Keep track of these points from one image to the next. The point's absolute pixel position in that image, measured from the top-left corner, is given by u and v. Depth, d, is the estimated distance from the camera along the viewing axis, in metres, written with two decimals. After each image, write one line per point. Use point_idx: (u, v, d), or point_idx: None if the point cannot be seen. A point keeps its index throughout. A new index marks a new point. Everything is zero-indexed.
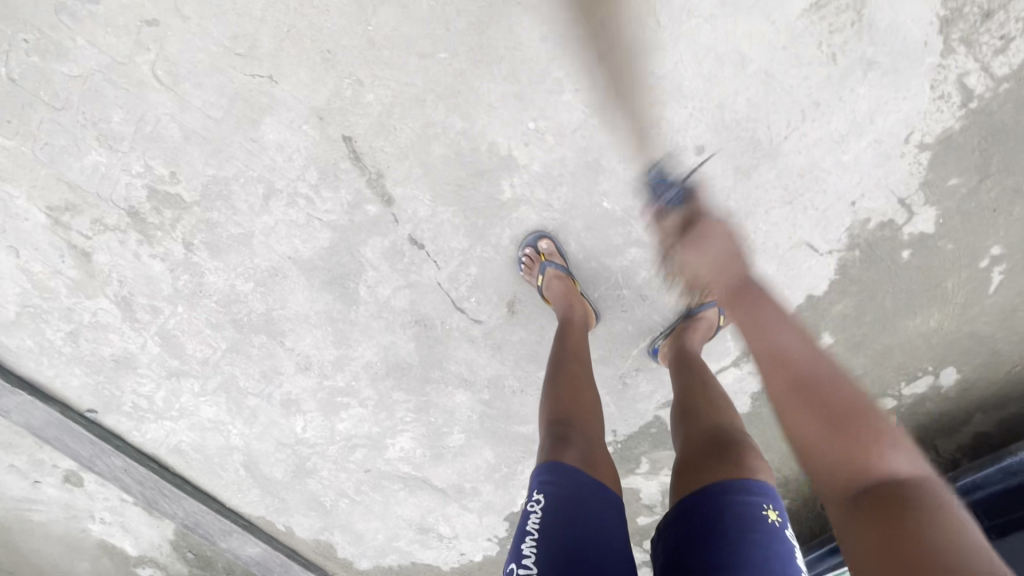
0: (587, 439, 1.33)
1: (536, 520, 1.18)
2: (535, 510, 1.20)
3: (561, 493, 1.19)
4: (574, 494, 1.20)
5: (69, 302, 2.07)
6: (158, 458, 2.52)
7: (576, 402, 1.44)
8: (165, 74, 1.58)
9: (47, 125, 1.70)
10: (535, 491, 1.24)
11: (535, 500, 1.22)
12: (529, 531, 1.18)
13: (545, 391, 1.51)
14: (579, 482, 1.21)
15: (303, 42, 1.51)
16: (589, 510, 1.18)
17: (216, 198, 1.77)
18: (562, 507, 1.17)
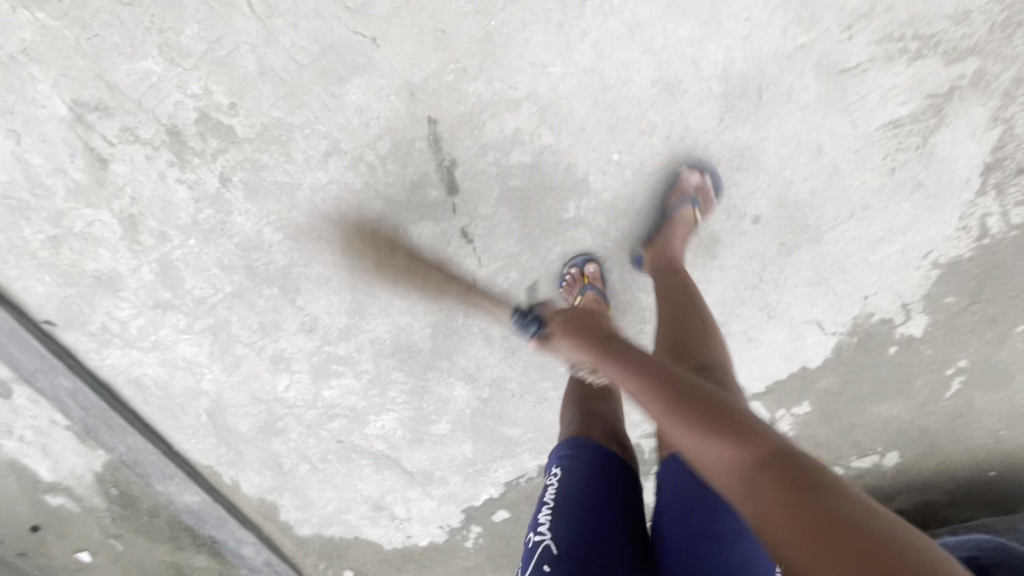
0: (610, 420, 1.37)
1: (553, 489, 1.18)
2: (552, 482, 1.21)
3: (577, 464, 1.20)
4: (589, 464, 1.21)
5: (63, 205, 1.88)
6: (111, 386, 2.34)
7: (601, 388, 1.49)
8: (261, 4, 1.49)
9: (104, 17, 1.55)
10: (553, 466, 1.25)
11: (552, 474, 1.23)
12: (546, 500, 1.18)
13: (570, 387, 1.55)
14: (595, 453, 1.22)
15: (420, 15, 1.47)
16: (607, 483, 1.18)
17: (272, 141, 1.69)
18: (579, 477, 1.18)
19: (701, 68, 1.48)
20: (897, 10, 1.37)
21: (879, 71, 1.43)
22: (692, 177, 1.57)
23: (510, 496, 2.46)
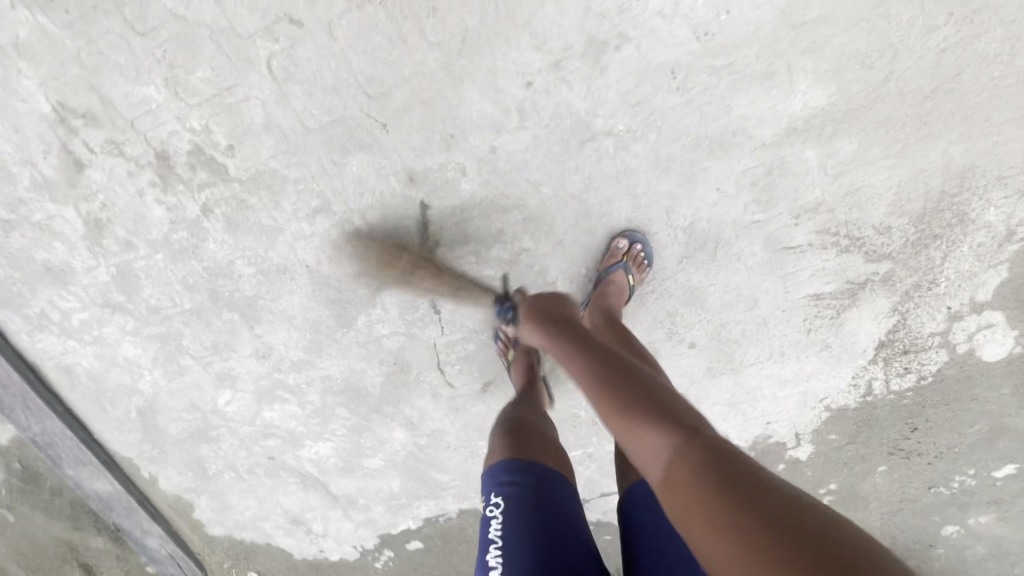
0: (538, 427, 1.36)
1: (498, 524, 1.14)
2: (496, 514, 1.15)
3: (523, 486, 1.16)
4: (534, 485, 1.16)
5: (24, 195, 1.82)
6: (37, 369, 2.27)
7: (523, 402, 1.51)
8: (279, 68, 1.52)
9: (111, 38, 1.52)
10: (493, 494, 1.19)
11: (494, 505, 1.17)
12: (492, 539, 1.14)
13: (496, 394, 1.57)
14: (540, 475, 1.18)
15: (433, 115, 1.55)
16: (553, 508, 1.14)
17: (264, 187, 1.72)
18: (521, 505, 1.13)
19: (671, 219, 1.66)
20: (836, 212, 1.60)
21: (812, 254, 1.68)
22: (620, 243, 1.66)
23: (426, 529, 2.61)
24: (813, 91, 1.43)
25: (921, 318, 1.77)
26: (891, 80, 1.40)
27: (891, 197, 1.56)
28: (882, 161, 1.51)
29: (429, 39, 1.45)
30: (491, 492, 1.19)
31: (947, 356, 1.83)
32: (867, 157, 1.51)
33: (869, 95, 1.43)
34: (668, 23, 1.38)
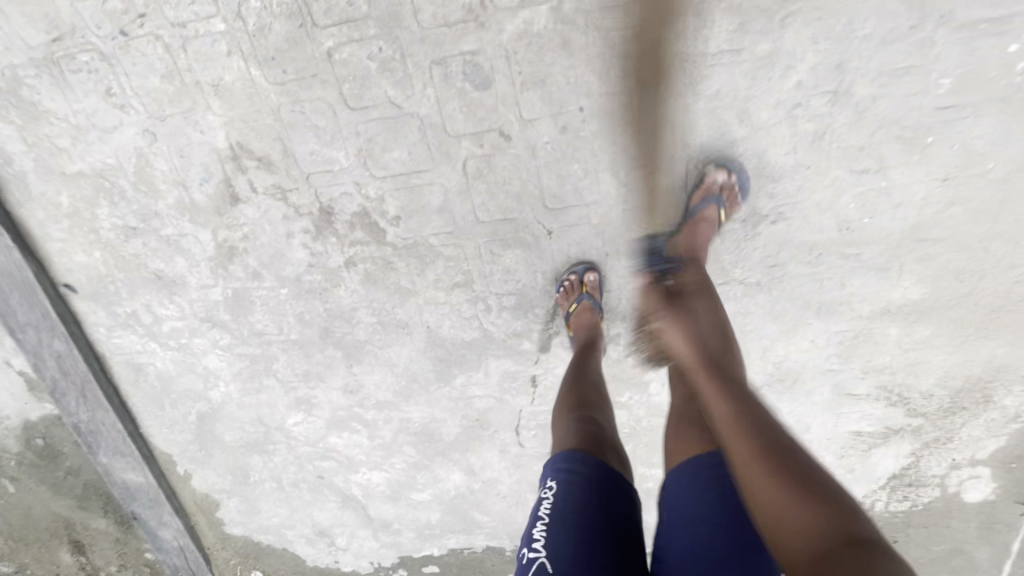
0: (605, 426, 1.38)
1: (548, 505, 1.16)
2: (548, 498, 1.18)
3: (578, 474, 1.19)
4: (586, 473, 1.19)
5: (162, 211, 1.82)
6: (104, 361, 2.24)
7: (592, 395, 1.50)
8: (473, 167, 1.63)
9: (319, 103, 1.57)
10: (548, 479, 1.22)
11: (547, 488, 1.20)
12: (540, 516, 1.15)
13: (565, 384, 1.57)
14: (594, 466, 1.20)
15: (597, 234, 1.73)
16: (602, 498, 1.15)
17: (415, 256, 1.82)
18: (572, 488, 1.16)
19: (765, 355, 1.93)
20: (896, 375, 1.94)
21: (866, 401, 2.01)
22: (717, 174, 1.51)
23: (447, 558, 2.78)
24: (912, 287, 1.74)
25: (929, 461, 2.16)
26: (972, 292, 1.73)
27: (941, 374, 1.91)
28: (944, 347, 1.86)
29: (619, 177, 1.61)
30: (547, 477, 1.22)
31: (938, 493, 2.24)
32: (934, 341, 1.85)
33: (953, 299, 1.75)
34: (821, 212, 1.63)
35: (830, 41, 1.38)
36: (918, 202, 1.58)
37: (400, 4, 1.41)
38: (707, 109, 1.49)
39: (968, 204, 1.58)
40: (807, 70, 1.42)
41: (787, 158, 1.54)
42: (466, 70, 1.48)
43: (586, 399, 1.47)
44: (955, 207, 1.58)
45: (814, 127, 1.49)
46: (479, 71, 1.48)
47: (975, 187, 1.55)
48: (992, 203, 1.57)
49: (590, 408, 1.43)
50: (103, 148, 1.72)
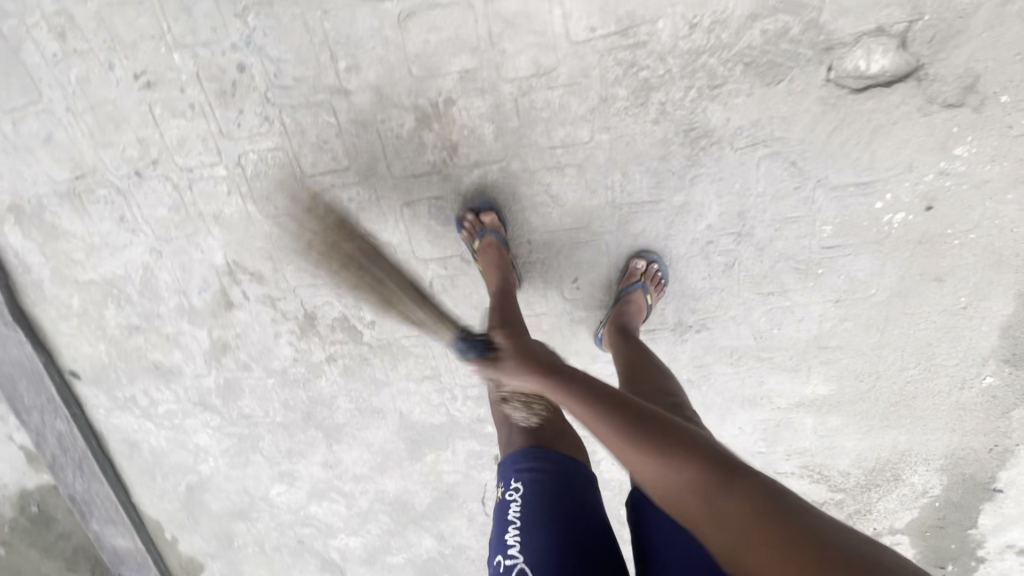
0: (553, 413, 1.37)
1: (517, 508, 1.18)
2: (515, 499, 1.20)
3: (540, 472, 1.21)
4: (547, 469, 1.21)
5: (164, 312, 2.05)
6: (102, 438, 2.43)
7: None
8: (439, 284, 1.89)
9: (305, 232, 1.82)
10: (512, 478, 1.24)
11: (513, 488, 1.22)
12: (511, 520, 1.18)
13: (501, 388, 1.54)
14: (552, 460, 1.23)
15: (548, 338, 1.98)
16: (566, 489, 1.19)
17: (388, 354, 2.06)
18: (536, 488, 1.19)
19: None
20: (816, 456, 2.20)
21: (792, 478, 2.27)
22: (638, 264, 1.75)
23: None
24: (820, 385, 2.01)
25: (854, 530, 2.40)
26: (873, 389, 2.01)
27: (853, 455, 2.18)
28: (854, 434, 2.12)
29: (564, 293, 1.88)
30: (512, 478, 1.24)
31: None
32: (845, 429, 2.11)
33: (856, 395, 2.02)
34: (737, 325, 1.90)
35: (730, 196, 1.66)
36: (818, 318, 1.87)
37: (375, 160, 1.67)
38: (635, 244, 1.77)
39: (858, 319, 1.86)
40: (715, 217, 1.70)
41: (704, 282, 1.83)
42: (431, 211, 1.75)
43: None
44: (848, 322, 1.87)
45: (725, 259, 1.77)
46: (442, 211, 1.75)
47: (862, 306, 1.84)
48: (879, 320, 1.86)
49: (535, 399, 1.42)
50: (114, 262, 1.96)
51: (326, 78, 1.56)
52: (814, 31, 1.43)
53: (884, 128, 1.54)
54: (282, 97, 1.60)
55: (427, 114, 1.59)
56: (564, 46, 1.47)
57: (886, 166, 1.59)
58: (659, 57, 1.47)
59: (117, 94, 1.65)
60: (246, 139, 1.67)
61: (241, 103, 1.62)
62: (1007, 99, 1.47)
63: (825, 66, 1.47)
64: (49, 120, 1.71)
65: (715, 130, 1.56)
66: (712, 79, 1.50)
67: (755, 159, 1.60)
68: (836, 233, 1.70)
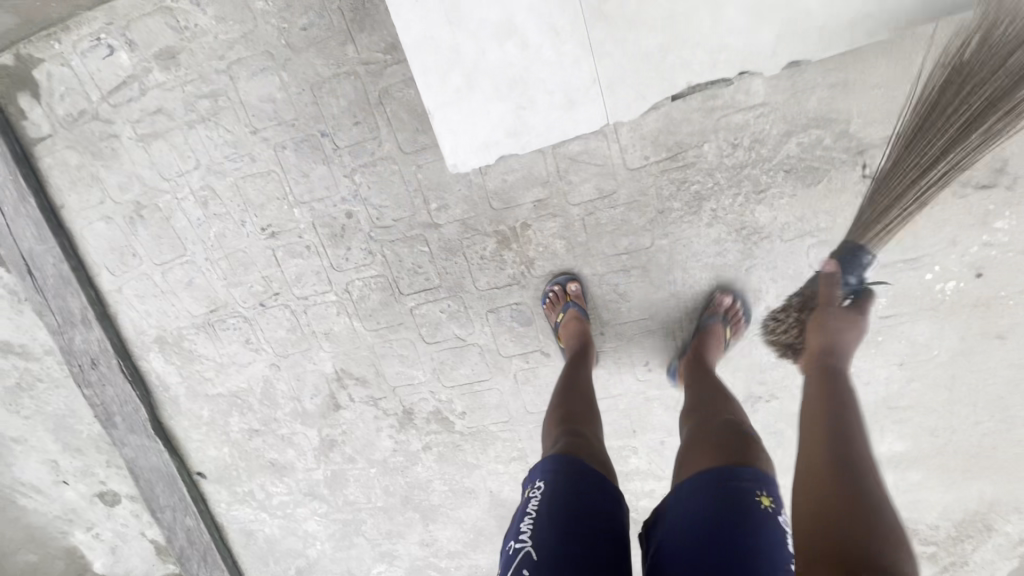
0: (589, 436, 1.38)
1: (536, 502, 1.16)
2: (534, 496, 1.18)
3: (562, 474, 1.20)
4: (573, 473, 1.20)
5: (280, 416, 2.32)
6: (222, 528, 2.70)
7: (580, 410, 1.50)
8: (522, 375, 2.09)
9: (404, 340, 2.07)
10: (536, 479, 1.23)
11: (535, 487, 1.21)
12: (528, 511, 1.15)
13: (554, 399, 1.58)
14: (576, 466, 1.22)
15: (625, 417, 2.14)
16: (585, 494, 1.16)
17: (478, 440, 2.26)
18: (555, 487, 1.17)
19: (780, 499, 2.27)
20: (900, 509, 2.24)
21: None
22: (723, 299, 1.82)
23: None
24: (895, 441, 2.08)
25: None
26: (950, 444, 2.06)
27: (939, 507, 2.20)
28: (937, 487, 2.16)
29: (638, 376, 2.04)
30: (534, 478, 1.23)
31: None
32: (927, 482, 2.15)
33: (934, 449, 2.08)
34: None
35: (785, 280, 1.83)
36: (885, 380, 1.96)
37: (463, 277, 1.93)
38: None
39: (924, 379, 1.94)
40: (772, 299, 1.86)
41: (769, 356, 1.96)
42: (513, 314, 1.97)
43: (572, 411, 1.49)
44: (915, 382, 1.95)
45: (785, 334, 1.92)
46: (523, 313, 1.97)
47: (927, 367, 1.92)
48: (947, 378, 1.94)
49: (574, 419, 1.45)
50: (239, 377, 2.25)
51: (420, 216, 1.84)
52: (846, 138, 1.62)
53: (922, 210, 1.69)
54: (383, 234, 1.89)
55: (507, 236, 1.84)
56: (623, 172, 1.71)
57: (931, 243, 1.73)
58: (707, 173, 1.69)
59: (247, 243, 1.97)
60: (353, 269, 1.96)
61: (349, 242, 1.91)
62: None
63: (860, 165, 1.65)
64: (191, 267, 2.05)
65: (764, 227, 1.75)
66: (756, 186, 1.70)
67: (804, 248, 1.77)
68: (889, 303, 1.83)
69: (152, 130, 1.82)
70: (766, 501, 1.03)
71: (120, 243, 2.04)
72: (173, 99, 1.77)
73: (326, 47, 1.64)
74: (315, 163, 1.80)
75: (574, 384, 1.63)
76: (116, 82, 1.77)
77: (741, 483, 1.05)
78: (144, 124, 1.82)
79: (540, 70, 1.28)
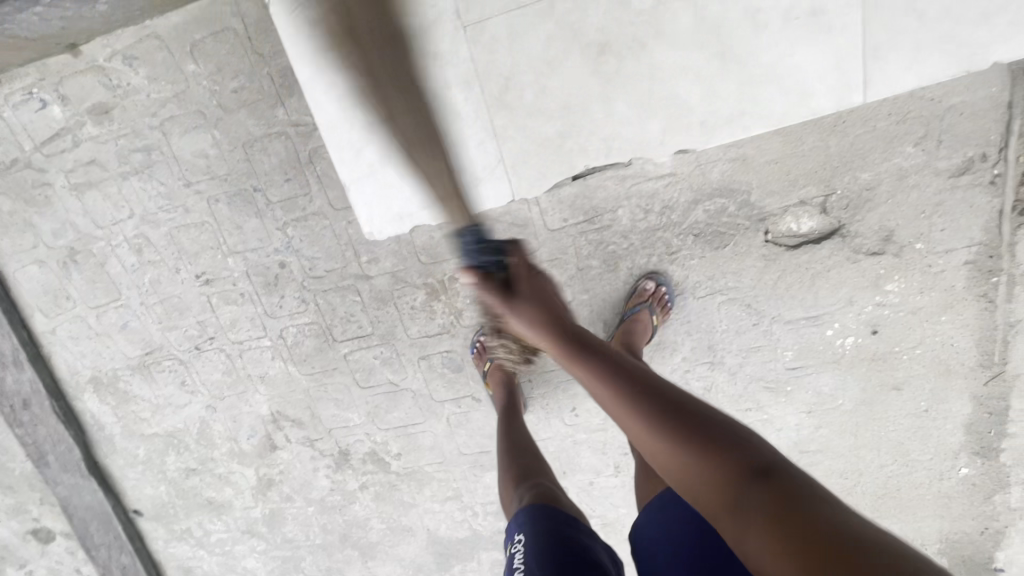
0: (552, 486, 1.45)
1: (520, 556, 1.21)
2: (518, 550, 1.23)
3: (540, 523, 1.26)
4: (549, 519, 1.28)
5: (217, 455, 2.33)
6: (160, 564, 2.67)
7: (533, 462, 1.55)
8: (455, 419, 2.15)
9: (338, 384, 2.12)
10: (516, 535, 1.28)
11: (517, 543, 1.25)
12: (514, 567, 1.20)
13: (504, 459, 1.60)
14: (551, 512, 1.29)
15: (555, 458, 2.22)
16: (566, 537, 1.23)
17: (414, 479, 2.31)
18: (536, 537, 1.23)
19: None
20: None
21: None
22: (648, 284, 1.81)
23: None
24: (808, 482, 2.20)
25: None
26: (858, 484, 2.19)
27: None
28: None
29: (565, 420, 2.12)
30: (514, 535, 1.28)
31: None
32: None
33: (843, 490, 2.21)
34: None
35: (699, 333, 1.94)
36: (795, 426, 2.08)
37: (394, 326, 1.99)
38: None
39: (831, 426, 2.07)
40: (688, 350, 1.97)
41: None
42: (444, 361, 2.04)
43: (528, 464, 1.53)
44: (822, 428, 2.08)
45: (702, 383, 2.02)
46: (453, 360, 2.03)
47: (833, 415, 2.05)
48: (851, 425, 2.07)
49: (534, 471, 1.50)
50: (175, 417, 2.26)
51: (351, 268, 1.90)
52: (748, 208, 1.73)
53: (821, 273, 1.82)
54: (316, 284, 1.94)
55: (436, 288, 1.91)
56: (544, 233, 1.80)
57: (829, 303, 1.86)
58: (622, 235, 1.80)
59: (182, 289, 2.00)
60: (287, 316, 2.00)
61: (283, 290, 1.96)
62: (921, 245, 1.75)
63: (762, 231, 1.77)
64: (125, 311, 2.06)
65: (678, 284, 1.86)
66: (669, 248, 1.81)
67: (715, 305, 1.88)
68: (797, 357, 1.95)
69: (85, 180, 1.85)
70: None
71: (54, 286, 2.04)
72: (106, 151, 1.80)
73: (257, 108, 1.70)
74: (249, 215, 1.85)
75: (519, 437, 1.66)
76: (49, 133, 1.79)
77: None
78: (78, 174, 1.84)
79: (447, 150, 1.37)
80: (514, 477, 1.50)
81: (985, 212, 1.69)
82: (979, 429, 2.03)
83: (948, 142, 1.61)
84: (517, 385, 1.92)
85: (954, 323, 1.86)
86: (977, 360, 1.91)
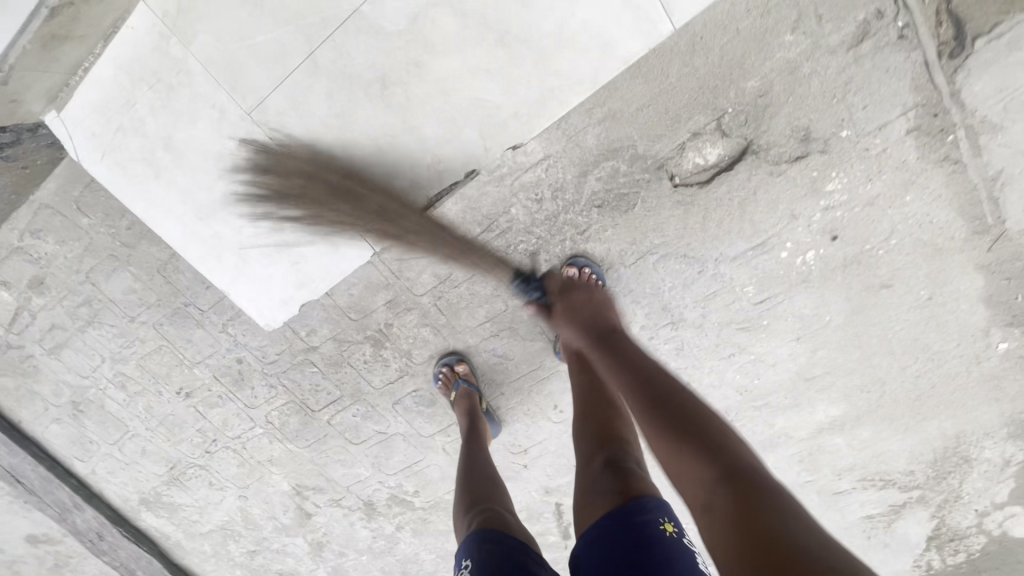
0: (506, 514, 1.39)
1: None
2: None
3: (487, 551, 1.21)
4: (497, 546, 1.22)
5: (267, 533, 2.52)
6: None
7: (492, 491, 1.50)
8: (451, 446, 2.18)
9: (336, 447, 2.21)
10: (462, 559, 1.24)
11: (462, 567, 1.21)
12: None
13: (462, 485, 1.57)
14: (501, 540, 1.24)
15: (561, 456, 2.19)
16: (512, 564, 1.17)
17: (441, 509, 2.37)
18: (480, 565, 1.18)
19: None
20: (868, 466, 2.20)
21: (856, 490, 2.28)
22: (569, 270, 1.70)
23: None
24: (831, 407, 2.04)
25: (954, 517, 2.31)
26: (884, 394, 2.00)
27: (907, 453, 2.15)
28: (891, 436, 2.10)
29: (553, 418, 2.09)
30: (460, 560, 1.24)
31: (984, 537, 2.36)
32: (882, 434, 2.10)
33: (872, 404, 2.02)
34: (719, 389, 2.00)
35: (646, 299, 1.83)
36: (790, 356, 1.92)
37: (358, 383, 2.04)
38: None
39: (830, 344, 1.89)
40: (644, 317, 1.86)
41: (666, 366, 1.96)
42: (416, 400, 2.07)
43: (485, 492, 1.50)
44: (822, 350, 1.90)
45: (673, 344, 1.91)
46: (424, 396, 2.06)
47: (826, 334, 1.87)
48: (852, 338, 1.88)
49: (488, 499, 1.46)
50: (219, 511, 2.47)
51: (297, 345, 1.97)
52: (641, 160, 1.60)
53: (748, 199, 1.65)
54: (274, 367, 2.03)
55: (378, 338, 1.93)
56: None
57: (770, 223, 1.68)
58: (526, 231, 1.70)
59: (171, 406, 2.16)
60: (264, 402, 2.11)
61: (251, 381, 2.07)
62: (847, 131, 1.54)
63: (667, 177, 1.63)
64: (139, 438, 2.27)
65: (604, 258, 1.76)
66: (578, 228, 1.71)
67: (650, 266, 1.77)
68: (760, 289, 1.79)
69: (54, 342, 2.04)
70: (669, 528, 1.09)
71: (76, 436, 2.28)
72: (58, 313, 1.97)
73: (154, 235, 1.79)
74: (192, 328, 1.96)
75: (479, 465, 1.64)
76: (9, 315, 1.99)
77: (645, 514, 1.10)
78: (47, 340, 2.04)
79: (295, 227, 1.55)
80: (469, 504, 1.46)
81: (908, 71, 1.45)
82: (1003, 299, 1.77)
83: (831, 14, 1.40)
84: (481, 411, 1.92)
85: (925, 199, 1.62)
86: (969, 229, 1.66)
